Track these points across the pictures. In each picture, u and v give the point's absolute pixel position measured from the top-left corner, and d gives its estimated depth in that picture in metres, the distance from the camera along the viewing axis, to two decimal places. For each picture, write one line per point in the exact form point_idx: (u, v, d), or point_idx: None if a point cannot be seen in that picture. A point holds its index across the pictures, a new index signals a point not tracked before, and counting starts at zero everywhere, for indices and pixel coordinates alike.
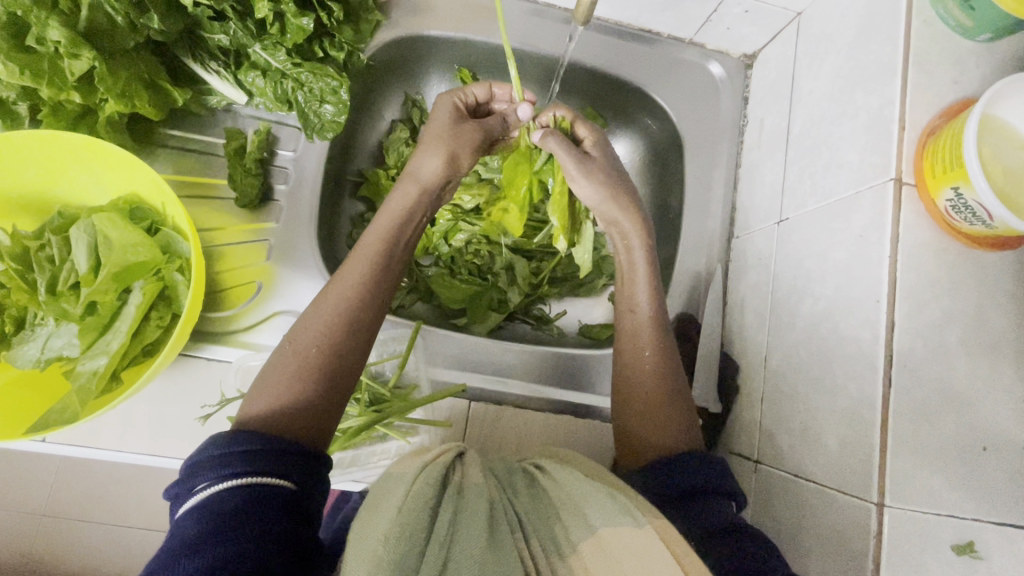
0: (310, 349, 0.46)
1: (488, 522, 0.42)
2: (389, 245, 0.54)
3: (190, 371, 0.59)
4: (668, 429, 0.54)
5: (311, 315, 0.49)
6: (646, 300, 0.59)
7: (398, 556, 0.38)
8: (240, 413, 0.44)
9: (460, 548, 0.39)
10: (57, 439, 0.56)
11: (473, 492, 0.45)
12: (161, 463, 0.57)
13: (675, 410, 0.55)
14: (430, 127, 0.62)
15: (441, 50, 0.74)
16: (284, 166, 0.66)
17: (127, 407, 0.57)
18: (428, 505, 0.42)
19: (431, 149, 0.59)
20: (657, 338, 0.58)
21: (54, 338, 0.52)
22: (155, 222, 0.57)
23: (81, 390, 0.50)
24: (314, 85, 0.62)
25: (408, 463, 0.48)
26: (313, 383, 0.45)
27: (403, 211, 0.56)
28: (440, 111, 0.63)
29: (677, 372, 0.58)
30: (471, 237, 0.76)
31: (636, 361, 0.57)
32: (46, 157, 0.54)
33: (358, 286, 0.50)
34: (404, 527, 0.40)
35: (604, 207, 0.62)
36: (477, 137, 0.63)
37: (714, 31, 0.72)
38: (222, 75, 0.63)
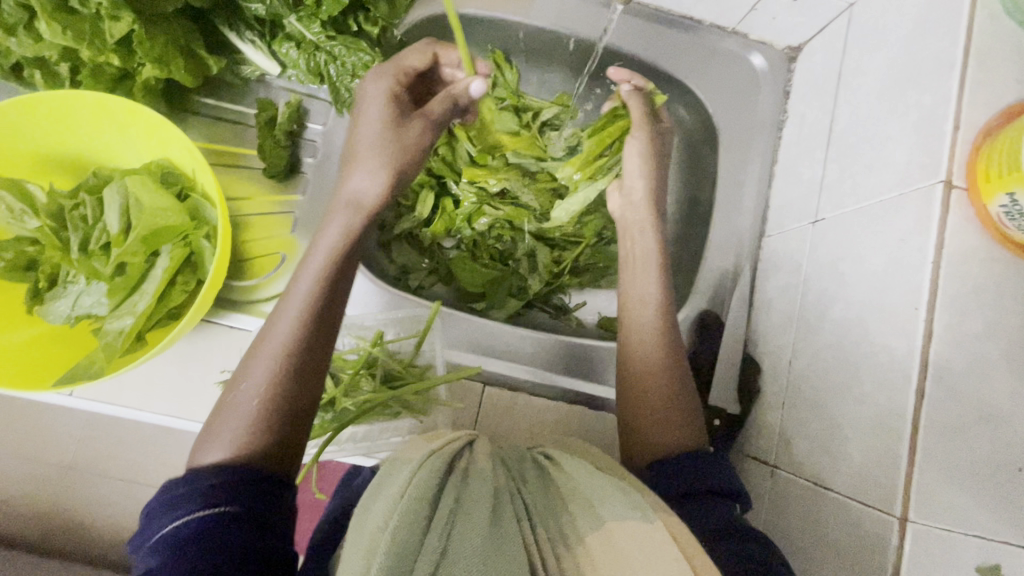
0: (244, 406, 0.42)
1: (491, 509, 0.42)
2: (326, 270, 0.48)
3: (209, 337, 0.60)
4: (673, 420, 0.55)
5: (246, 366, 0.44)
6: (654, 288, 0.61)
7: (396, 544, 0.37)
8: (189, 470, 0.41)
9: (459, 532, 0.39)
10: (84, 394, 0.57)
11: (477, 479, 0.45)
12: (180, 424, 0.58)
13: (681, 401, 0.56)
14: (358, 127, 0.55)
15: (476, 30, 0.74)
16: (313, 139, 0.66)
17: (150, 368, 0.58)
18: (431, 492, 0.42)
19: (368, 160, 0.54)
20: (662, 330, 0.59)
21: (85, 295, 0.53)
22: (185, 188, 0.57)
23: (108, 347, 0.51)
24: (346, 60, 0.62)
25: (417, 449, 0.49)
26: (265, 438, 0.41)
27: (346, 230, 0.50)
28: (369, 104, 0.57)
29: (682, 366, 0.58)
30: (494, 221, 0.77)
31: (640, 353, 0.58)
32: (83, 117, 0.54)
33: (305, 313, 0.46)
34: (404, 512, 0.39)
35: (637, 183, 0.67)
36: (419, 128, 0.57)
37: (757, 21, 0.70)
38: (257, 45, 0.63)
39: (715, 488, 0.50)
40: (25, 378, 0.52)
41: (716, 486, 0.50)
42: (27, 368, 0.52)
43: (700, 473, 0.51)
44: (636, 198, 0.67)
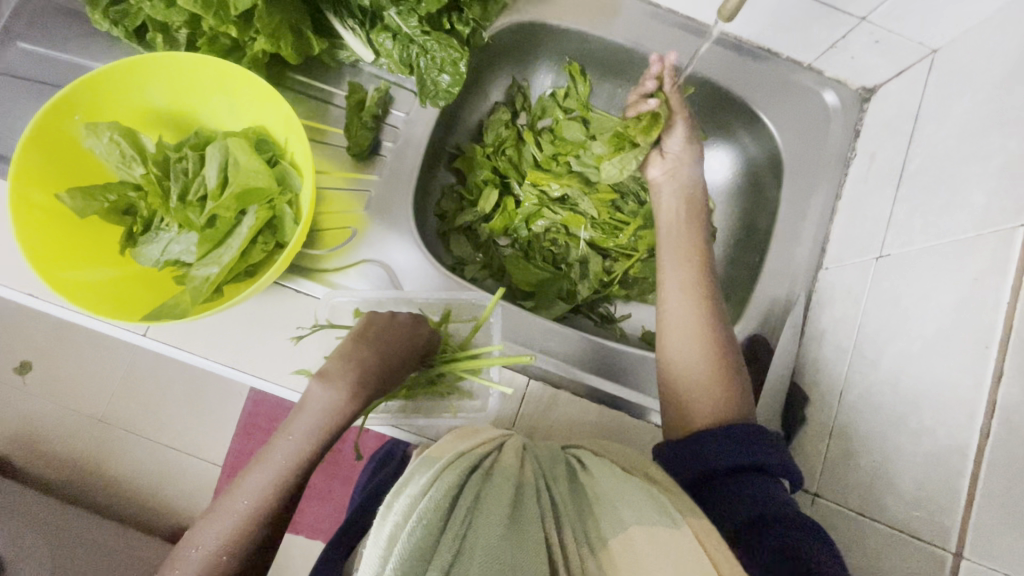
0: (235, 538, 0.51)
1: (512, 505, 0.45)
2: (304, 444, 0.53)
3: (278, 300, 0.63)
4: (725, 402, 0.56)
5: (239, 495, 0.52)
6: (693, 265, 0.62)
7: (416, 539, 0.41)
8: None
9: (484, 522, 0.42)
10: (156, 335, 0.60)
11: (501, 475, 0.48)
12: (241, 376, 0.61)
13: (728, 373, 0.58)
14: (361, 353, 0.55)
15: (557, 43, 0.78)
16: (394, 125, 0.70)
17: (220, 320, 0.61)
18: (453, 490, 0.46)
19: (359, 358, 0.55)
20: (707, 309, 0.59)
21: (175, 243, 0.57)
22: (275, 155, 0.61)
23: (193, 291, 0.54)
24: (437, 54, 0.66)
25: (447, 449, 0.53)
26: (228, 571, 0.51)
27: (328, 414, 0.53)
28: (390, 340, 0.58)
29: (732, 349, 0.59)
30: (551, 225, 0.80)
31: (683, 320, 0.60)
32: (196, 79, 0.58)
33: (267, 493, 0.52)
34: (423, 511, 0.43)
35: (682, 158, 0.69)
36: (394, 379, 0.58)
37: (836, 59, 0.71)
38: (356, 32, 0.66)
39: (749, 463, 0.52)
40: (114, 309, 0.55)
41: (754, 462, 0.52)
42: (116, 302, 0.55)
43: (739, 451, 0.53)
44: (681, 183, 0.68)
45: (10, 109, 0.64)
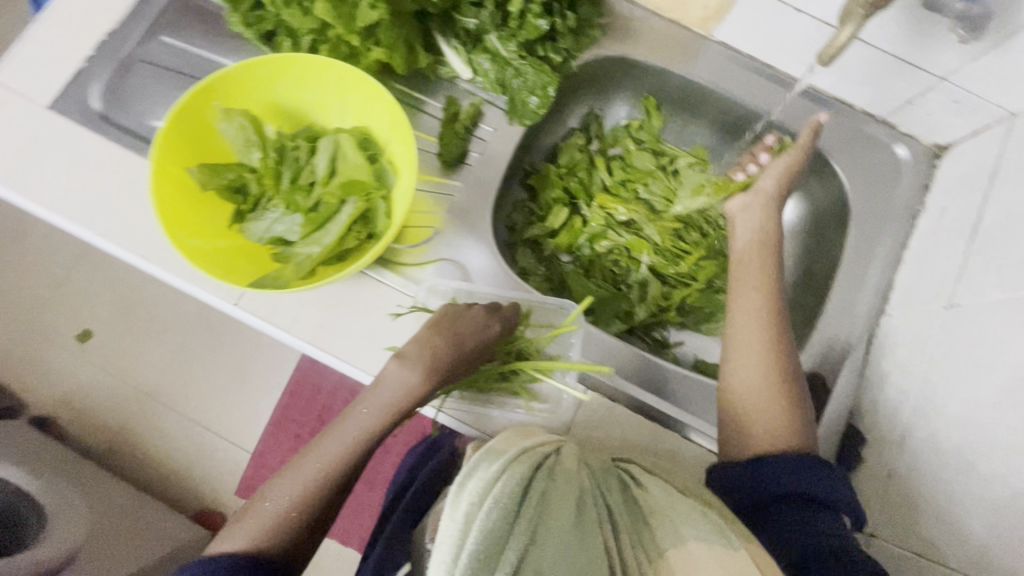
0: (306, 496, 0.56)
1: (576, 507, 0.47)
2: (376, 416, 0.58)
3: (359, 286, 0.67)
4: (785, 427, 0.58)
5: (313, 456, 0.58)
6: (767, 292, 0.64)
7: (493, 522, 0.43)
8: (214, 541, 0.57)
9: (552, 521, 0.44)
10: (246, 306, 0.65)
11: (564, 477, 0.49)
12: (318, 353, 0.65)
13: (795, 396, 0.59)
14: (433, 339, 0.59)
15: (638, 78, 0.83)
16: (481, 138, 0.75)
17: (305, 299, 0.66)
18: (525, 481, 0.47)
19: (437, 345, 0.59)
20: (772, 335, 0.61)
21: (279, 222, 0.62)
22: (376, 153, 0.66)
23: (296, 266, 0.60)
24: (530, 78, 0.71)
25: (510, 443, 0.54)
26: (297, 525, 0.56)
27: (402, 391, 0.58)
28: (462, 331, 0.61)
29: (796, 377, 0.60)
30: (614, 246, 0.83)
31: (757, 341, 0.61)
32: (317, 80, 0.65)
33: (337, 458, 0.57)
34: (497, 499, 0.45)
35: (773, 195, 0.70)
36: (464, 368, 0.62)
37: (911, 114, 0.73)
38: (458, 51, 0.72)
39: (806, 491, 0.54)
40: (224, 273, 0.60)
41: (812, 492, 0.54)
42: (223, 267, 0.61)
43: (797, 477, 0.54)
44: (767, 214, 0.69)
45: (147, 94, 0.72)
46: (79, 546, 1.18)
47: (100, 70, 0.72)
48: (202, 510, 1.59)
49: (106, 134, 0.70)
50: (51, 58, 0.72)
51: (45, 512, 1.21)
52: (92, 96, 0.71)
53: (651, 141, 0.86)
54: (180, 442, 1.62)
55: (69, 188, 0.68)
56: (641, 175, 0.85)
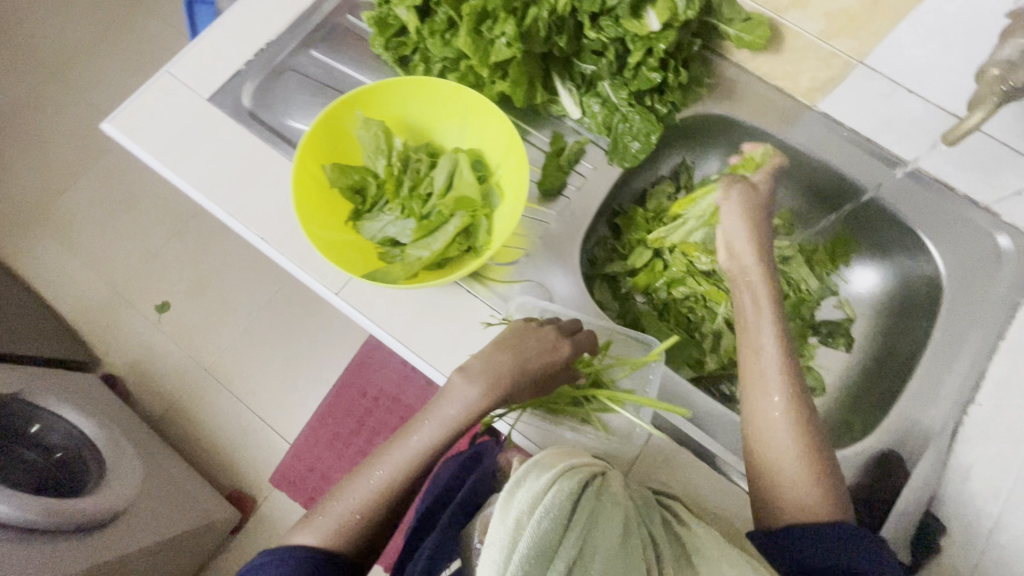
0: (374, 502, 0.60)
1: (621, 530, 0.47)
2: (439, 432, 0.59)
3: (449, 294, 0.71)
4: (816, 496, 0.53)
5: (382, 464, 0.61)
6: (772, 345, 0.58)
7: (544, 532, 0.44)
8: (289, 532, 0.62)
9: (599, 539, 0.45)
10: (345, 298, 0.71)
11: (611, 499, 0.49)
12: (403, 349, 0.69)
13: (822, 461, 0.54)
14: (501, 357, 0.60)
15: (735, 136, 0.85)
16: (581, 173, 0.79)
17: (399, 299, 0.71)
18: (575, 495, 0.47)
19: (498, 365, 0.60)
20: (787, 393, 0.57)
21: (392, 225, 0.69)
22: (485, 175, 0.72)
23: (405, 266, 0.66)
24: (636, 125, 0.75)
25: (557, 458, 0.54)
26: (363, 529, 0.59)
27: (464, 408, 0.59)
28: (530, 350, 0.61)
29: (820, 437, 0.56)
30: (691, 293, 0.84)
31: (765, 411, 0.57)
32: (444, 103, 0.71)
33: (403, 468, 0.60)
34: (548, 509, 0.45)
35: (734, 239, 0.64)
36: (529, 389, 0.62)
37: (1018, 205, 0.72)
38: (572, 93, 0.77)
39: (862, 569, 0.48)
40: (345, 263, 0.66)
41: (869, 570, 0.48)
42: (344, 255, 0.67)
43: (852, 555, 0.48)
44: (753, 263, 0.63)
45: (292, 98, 0.81)
46: (130, 502, 1.23)
47: (255, 73, 0.82)
48: (236, 490, 1.64)
49: (251, 128, 0.79)
50: (216, 58, 0.82)
51: (106, 464, 1.27)
52: (244, 94, 0.81)
53: (737, 195, 0.87)
54: (230, 422, 1.70)
55: (212, 172, 0.76)
56: None
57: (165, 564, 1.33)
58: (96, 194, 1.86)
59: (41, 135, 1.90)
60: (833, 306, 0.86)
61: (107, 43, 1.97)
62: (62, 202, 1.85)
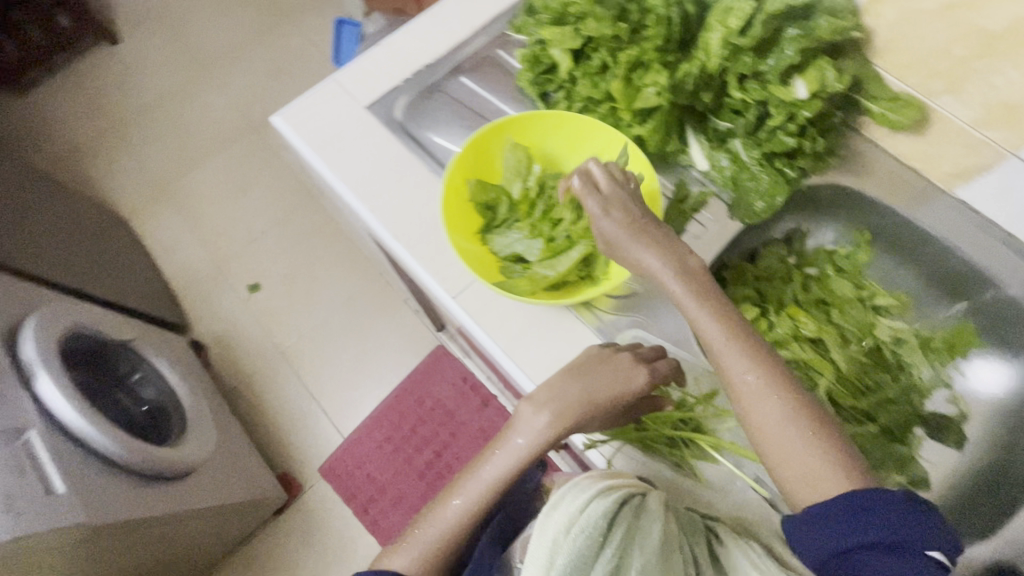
0: (457, 527, 0.63)
1: (661, 551, 0.50)
2: (522, 460, 0.63)
3: (557, 317, 0.74)
4: (822, 460, 0.54)
5: (466, 490, 0.64)
6: (714, 323, 0.61)
7: (579, 553, 0.49)
8: (376, 557, 0.64)
9: (634, 554, 0.49)
10: (461, 303, 0.75)
11: (649, 518, 0.52)
12: (507, 362, 0.72)
13: (812, 418, 0.57)
14: (569, 387, 0.63)
15: (860, 210, 0.85)
16: (700, 222, 0.81)
17: (512, 312, 0.74)
18: (608, 515, 0.51)
19: (567, 392, 0.63)
20: (752, 363, 0.59)
21: (520, 242, 0.75)
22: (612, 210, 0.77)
23: (536, 282, 0.72)
24: (762, 185, 0.77)
25: (596, 477, 0.56)
26: (447, 553, 0.63)
27: (539, 434, 0.62)
28: (603, 382, 0.63)
29: (796, 395, 0.58)
30: (795, 358, 0.79)
31: (747, 393, 0.58)
32: (585, 142, 0.78)
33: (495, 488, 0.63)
34: (583, 527, 0.50)
35: (650, 267, 0.64)
36: (601, 415, 0.64)
37: None
38: (702, 144, 0.80)
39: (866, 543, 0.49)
40: (479, 270, 0.72)
41: (874, 542, 0.49)
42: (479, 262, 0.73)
43: (854, 530, 0.49)
44: (666, 269, 0.64)
45: (439, 116, 0.88)
46: (203, 462, 1.31)
47: (408, 90, 0.90)
48: (286, 473, 1.69)
49: (400, 138, 0.86)
50: (377, 73, 0.91)
51: (189, 423, 1.36)
52: (397, 108, 0.89)
53: (852, 267, 0.86)
54: (293, 407, 1.77)
55: (359, 173, 0.84)
56: (834, 296, 0.85)
57: (217, 529, 1.38)
58: (216, 177, 2.04)
59: (181, 119, 2.12)
60: (944, 399, 0.81)
61: (254, 49, 2.21)
62: (185, 180, 2.04)
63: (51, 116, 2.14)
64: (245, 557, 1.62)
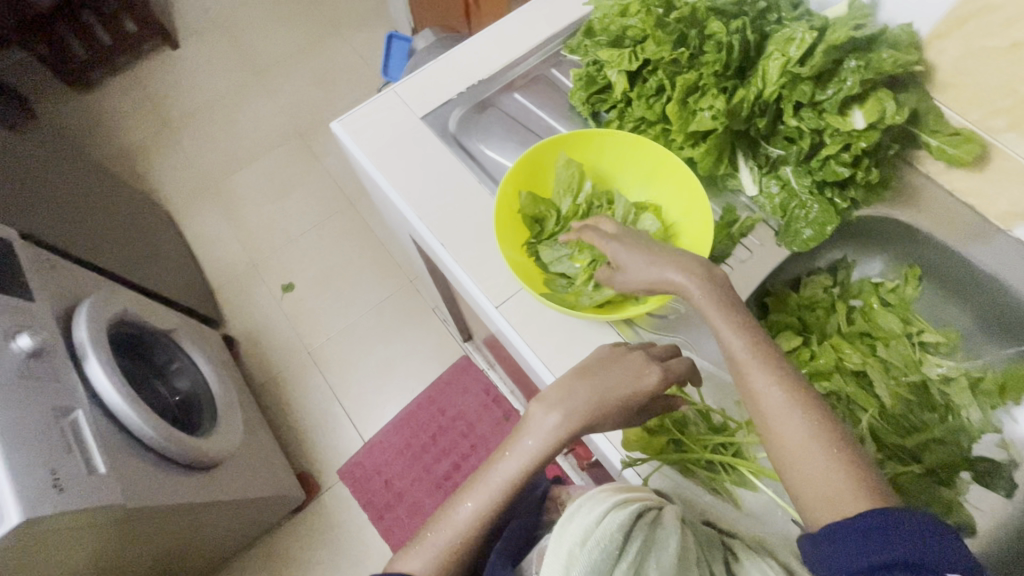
0: (475, 526, 0.61)
1: (676, 568, 0.48)
2: (536, 460, 0.62)
3: (597, 333, 0.74)
4: (844, 484, 0.52)
5: (483, 486, 0.62)
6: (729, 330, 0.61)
7: (594, 564, 0.47)
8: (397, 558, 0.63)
9: (650, 567, 0.47)
10: (504, 312, 0.76)
11: (666, 533, 0.50)
12: (544, 373, 0.73)
13: (836, 439, 0.54)
14: (580, 387, 0.62)
15: (909, 245, 0.85)
16: (747, 247, 0.81)
17: (553, 325, 0.75)
18: (625, 527, 0.49)
19: (581, 391, 0.62)
20: (771, 374, 0.58)
21: (568, 257, 0.76)
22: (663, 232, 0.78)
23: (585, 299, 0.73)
24: (811, 214, 0.76)
25: (611, 492, 0.55)
26: (464, 553, 0.61)
27: (551, 432, 0.61)
28: (613, 380, 0.63)
29: (818, 412, 0.56)
30: (834, 390, 0.77)
31: (765, 405, 0.57)
32: (638, 163, 0.80)
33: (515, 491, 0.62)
34: (598, 539, 0.48)
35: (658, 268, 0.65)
36: (616, 415, 0.63)
37: None
38: (752, 171, 0.80)
39: (893, 561, 0.45)
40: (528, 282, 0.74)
41: (903, 559, 0.44)
42: (528, 274, 0.75)
43: (881, 545, 0.45)
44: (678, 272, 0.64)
45: (490, 129, 0.91)
46: (231, 454, 1.33)
47: (462, 103, 0.93)
48: (305, 472, 1.70)
49: (451, 149, 0.89)
50: (434, 86, 0.94)
51: (219, 414, 1.39)
52: (450, 120, 0.91)
53: (899, 301, 0.84)
54: (315, 407, 1.79)
55: (408, 180, 0.86)
56: (879, 330, 0.83)
57: (235, 523, 1.39)
58: (259, 178, 2.12)
59: (231, 122, 2.21)
60: (994, 443, 0.76)
61: (304, 58, 2.30)
62: (229, 179, 2.12)
63: (110, 112, 2.25)
64: (258, 554, 1.63)
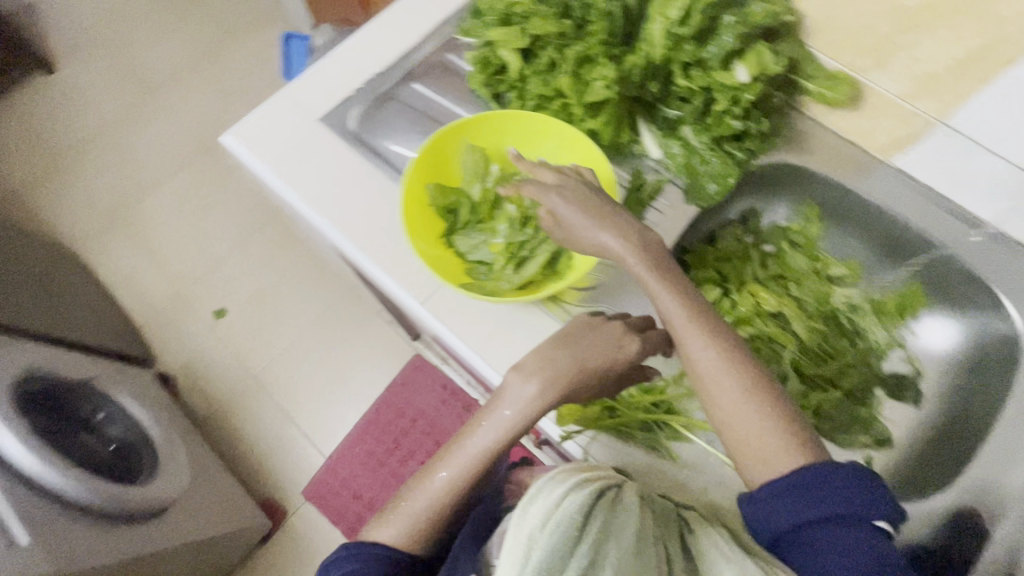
0: (443, 499, 0.61)
1: (634, 542, 0.49)
2: (501, 440, 0.60)
3: (526, 313, 0.75)
4: (780, 446, 0.55)
5: (449, 464, 0.61)
6: (671, 299, 0.60)
7: (554, 548, 0.47)
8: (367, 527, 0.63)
9: (610, 548, 0.48)
10: (430, 306, 0.75)
11: (624, 511, 0.51)
12: (478, 360, 0.73)
13: (772, 403, 0.57)
14: (560, 356, 0.61)
15: (807, 186, 0.88)
16: (658, 209, 0.83)
17: (482, 312, 0.74)
18: (584, 510, 0.50)
19: (563, 358, 0.60)
20: (712, 340, 0.59)
21: (484, 245, 0.76)
22: None
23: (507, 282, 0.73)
24: (712, 169, 0.79)
25: (573, 472, 0.55)
26: (429, 531, 0.61)
27: (525, 403, 0.59)
28: (592, 348, 0.62)
29: (755, 376, 0.58)
30: (757, 334, 0.82)
31: (707, 371, 0.58)
32: (540, 138, 0.80)
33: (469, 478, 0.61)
34: (559, 521, 0.48)
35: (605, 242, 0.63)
36: (588, 383, 0.62)
37: None
38: (653, 135, 0.83)
39: (829, 514, 0.51)
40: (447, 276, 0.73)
41: (839, 513, 0.51)
42: (446, 268, 0.74)
43: (817, 501, 0.51)
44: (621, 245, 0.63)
45: (392, 122, 0.88)
46: (178, 497, 1.26)
47: (360, 99, 0.89)
48: (268, 500, 1.66)
49: (354, 147, 0.86)
50: (327, 84, 0.90)
51: (160, 457, 1.32)
52: (350, 117, 0.88)
53: (806, 241, 0.88)
54: (269, 431, 1.73)
55: (314, 185, 0.83)
56: (790, 271, 0.88)
57: (198, 565, 1.33)
58: (169, 203, 1.98)
59: (127, 146, 2.05)
60: (900, 358, 0.85)
61: (199, 69, 2.16)
62: (137, 208, 1.98)
63: None
64: None
